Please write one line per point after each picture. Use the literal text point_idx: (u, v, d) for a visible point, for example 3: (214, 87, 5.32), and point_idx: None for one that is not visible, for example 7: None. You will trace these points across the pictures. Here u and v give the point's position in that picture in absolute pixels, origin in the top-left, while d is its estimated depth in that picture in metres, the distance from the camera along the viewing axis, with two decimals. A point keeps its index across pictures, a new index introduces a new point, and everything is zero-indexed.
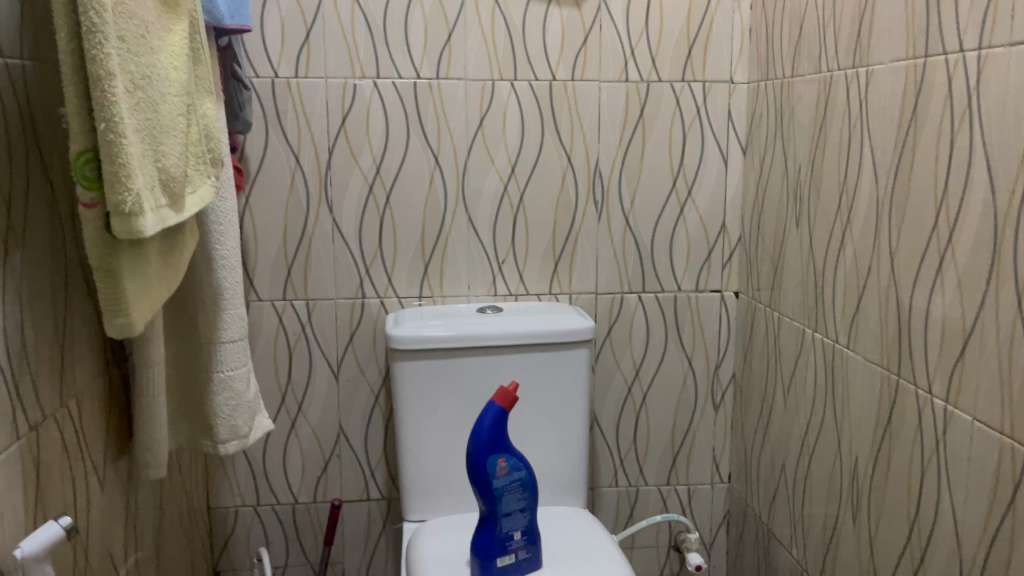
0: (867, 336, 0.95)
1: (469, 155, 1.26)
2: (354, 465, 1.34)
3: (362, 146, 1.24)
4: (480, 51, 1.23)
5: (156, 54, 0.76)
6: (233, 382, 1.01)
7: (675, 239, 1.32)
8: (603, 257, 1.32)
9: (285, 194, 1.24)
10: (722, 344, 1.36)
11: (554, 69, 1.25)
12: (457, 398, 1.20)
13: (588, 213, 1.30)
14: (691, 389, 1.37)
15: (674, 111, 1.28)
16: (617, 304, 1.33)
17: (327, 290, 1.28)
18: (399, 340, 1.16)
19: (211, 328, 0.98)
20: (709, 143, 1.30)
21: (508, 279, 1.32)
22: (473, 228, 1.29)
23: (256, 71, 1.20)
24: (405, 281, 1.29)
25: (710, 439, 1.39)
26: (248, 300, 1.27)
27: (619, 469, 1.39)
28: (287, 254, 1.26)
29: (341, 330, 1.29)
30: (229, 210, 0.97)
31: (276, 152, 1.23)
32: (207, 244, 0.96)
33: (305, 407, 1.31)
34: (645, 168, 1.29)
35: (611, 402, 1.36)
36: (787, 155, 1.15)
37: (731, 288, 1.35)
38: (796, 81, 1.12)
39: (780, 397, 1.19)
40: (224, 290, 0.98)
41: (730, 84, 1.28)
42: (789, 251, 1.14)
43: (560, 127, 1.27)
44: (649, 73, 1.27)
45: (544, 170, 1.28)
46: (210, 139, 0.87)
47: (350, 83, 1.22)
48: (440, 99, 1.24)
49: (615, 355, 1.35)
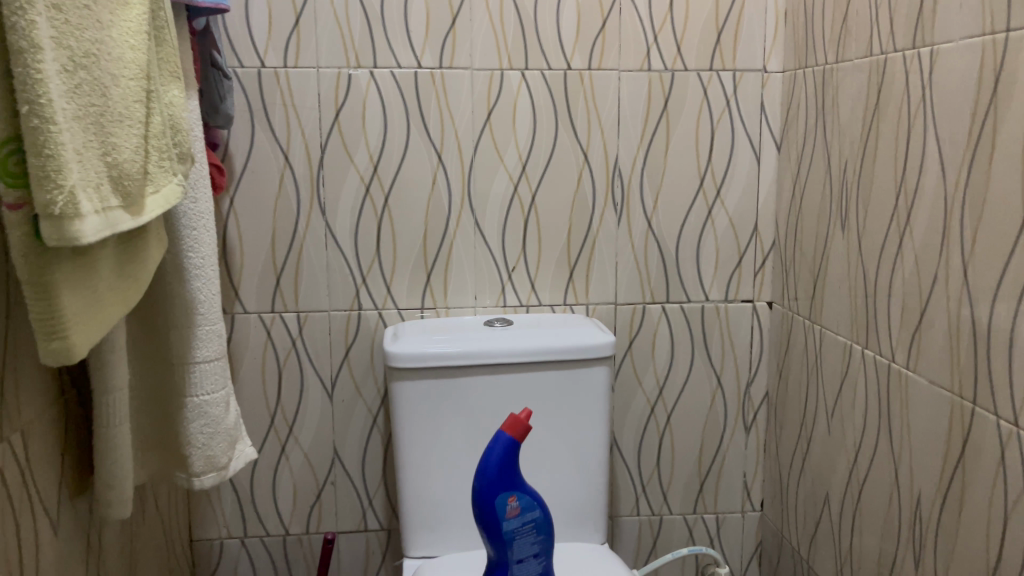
0: (932, 355, 0.82)
1: (475, 152, 1.15)
2: (351, 493, 1.22)
3: (357, 143, 1.13)
4: (488, 38, 1.12)
5: (105, 29, 0.65)
6: (209, 408, 0.89)
7: (703, 244, 1.20)
8: (624, 265, 1.20)
9: (273, 195, 1.13)
10: (753, 359, 1.24)
11: (569, 57, 1.14)
12: (463, 422, 1.08)
13: (607, 216, 1.18)
14: (720, 409, 1.25)
15: (701, 103, 1.16)
16: (638, 315, 1.21)
17: (320, 301, 1.16)
18: (398, 358, 1.05)
19: (183, 347, 0.87)
20: (740, 138, 1.18)
21: (519, 289, 1.20)
22: (480, 232, 1.17)
23: (240, 60, 1.09)
24: (406, 291, 1.18)
25: (741, 463, 1.27)
26: (233, 312, 1.15)
27: (641, 497, 1.26)
28: (277, 262, 1.15)
29: (335, 346, 1.18)
30: (204, 213, 0.86)
31: (263, 150, 1.12)
32: (178, 251, 0.85)
33: (296, 430, 1.19)
34: (669, 167, 1.18)
35: (632, 423, 1.24)
36: (831, 151, 1.03)
37: (764, 298, 1.23)
38: (842, 67, 0.99)
39: (823, 420, 1.06)
40: (198, 303, 0.87)
41: (763, 73, 1.17)
42: (833, 259, 1.02)
43: (576, 121, 1.15)
44: (673, 61, 1.15)
45: (557, 168, 1.16)
46: (177, 132, 0.76)
47: (345, 73, 1.11)
48: (443, 92, 1.13)
49: (637, 372, 1.23)
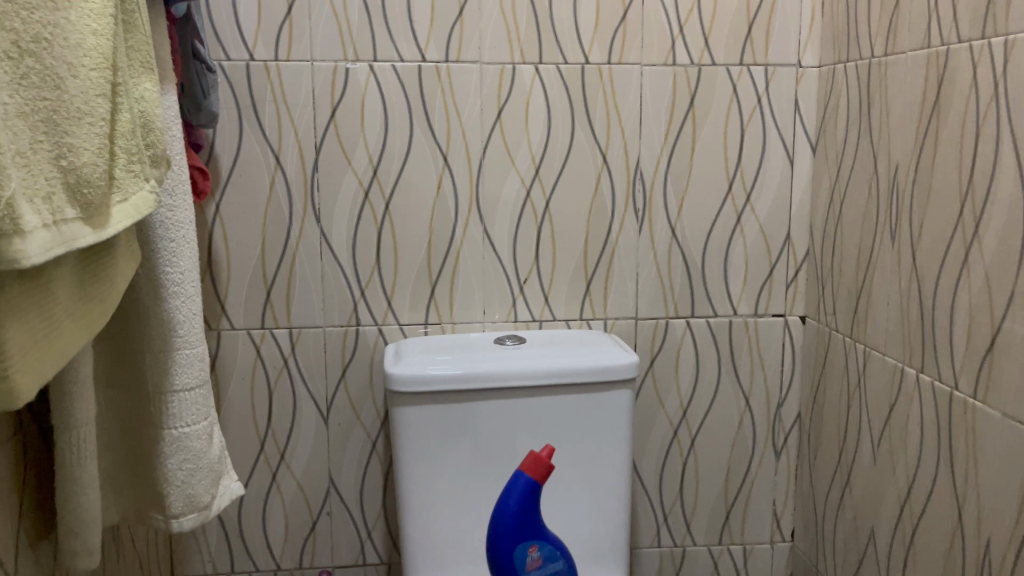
0: (1007, 384, 0.73)
1: (484, 153, 1.05)
2: (348, 524, 1.12)
3: (355, 144, 1.03)
4: (498, 30, 1.03)
5: (61, 10, 0.55)
6: (189, 441, 0.79)
7: (731, 252, 1.11)
8: (645, 276, 1.11)
9: (263, 200, 1.03)
10: (785, 378, 1.15)
11: (587, 50, 1.04)
12: (471, 450, 0.99)
13: (627, 223, 1.09)
14: (749, 432, 1.15)
15: (731, 100, 1.07)
16: (660, 330, 1.12)
17: (314, 316, 1.07)
18: (400, 381, 0.95)
19: (160, 373, 0.77)
20: (772, 139, 1.08)
21: (531, 303, 1.10)
22: (490, 241, 1.08)
23: (226, 53, 0.99)
24: (408, 306, 1.08)
25: (770, 490, 1.17)
26: (219, 329, 1.05)
27: (663, 528, 1.17)
28: (267, 273, 1.05)
29: (331, 365, 1.08)
30: (183, 223, 0.76)
31: (252, 150, 1.02)
32: (154, 265, 0.75)
33: (289, 456, 1.09)
34: (695, 169, 1.08)
35: (653, 448, 1.14)
36: (877, 153, 0.93)
37: (796, 312, 1.13)
38: (891, 62, 0.90)
39: (867, 449, 0.97)
40: (176, 324, 0.77)
41: (798, 68, 1.07)
42: (879, 273, 0.93)
43: (594, 120, 1.06)
44: (700, 55, 1.06)
45: (573, 171, 1.07)
46: (150, 131, 0.67)
47: (342, 67, 1.01)
48: (449, 88, 1.03)
49: (658, 392, 1.13)
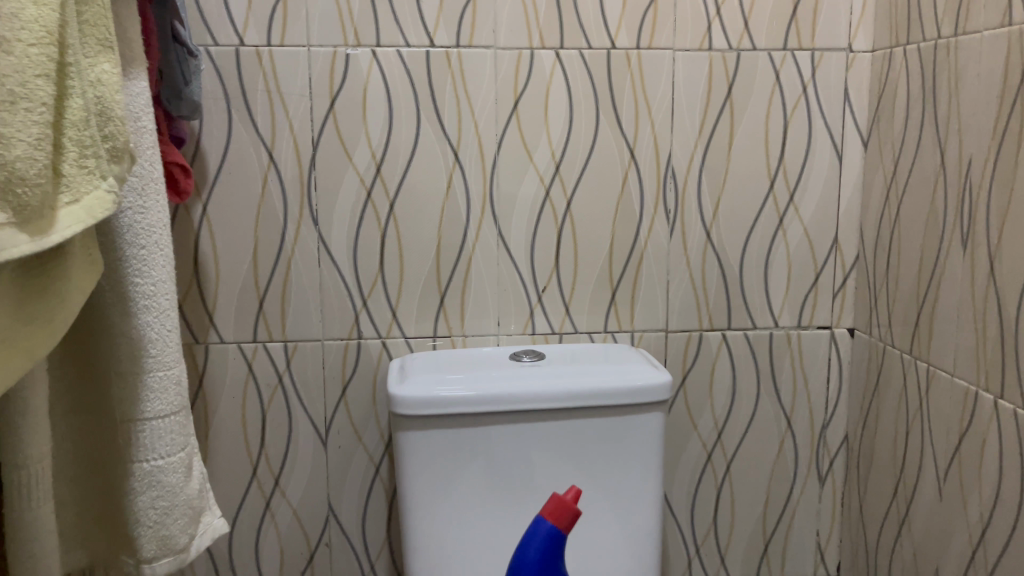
0: None
1: (500, 148, 0.95)
2: (349, 557, 1.02)
3: (357, 138, 0.93)
4: (515, 10, 0.92)
5: None
6: (162, 475, 0.69)
7: (772, 258, 1.00)
8: (676, 285, 1.00)
9: (255, 201, 0.93)
10: (830, 397, 1.04)
11: (614, 34, 0.94)
12: (485, 479, 0.88)
13: (656, 226, 0.99)
14: (790, 457, 1.05)
15: (773, 89, 0.97)
16: (693, 344, 1.02)
17: (311, 329, 0.97)
18: (404, 403, 0.85)
19: (128, 398, 0.67)
20: (819, 132, 0.98)
21: (551, 314, 1.00)
22: (505, 245, 0.98)
23: (213, 37, 0.90)
24: (415, 317, 0.98)
25: (814, 519, 1.07)
26: (207, 342, 0.96)
27: (695, 560, 1.07)
28: (259, 281, 0.95)
29: (330, 382, 0.98)
30: (155, 227, 0.67)
31: (243, 145, 0.92)
32: (120, 276, 0.65)
33: (284, 482, 0.99)
34: (733, 166, 0.98)
35: (684, 473, 1.04)
36: (946, 147, 0.82)
37: (844, 323, 1.03)
38: (962, 43, 0.79)
39: (930, 480, 0.86)
40: (147, 343, 0.67)
41: (848, 53, 0.97)
42: (947, 282, 0.82)
43: (621, 111, 0.96)
44: (739, 39, 0.95)
45: (598, 168, 0.97)
46: (109, 120, 0.57)
47: (342, 53, 0.91)
48: (461, 75, 0.93)
49: (691, 412, 1.03)
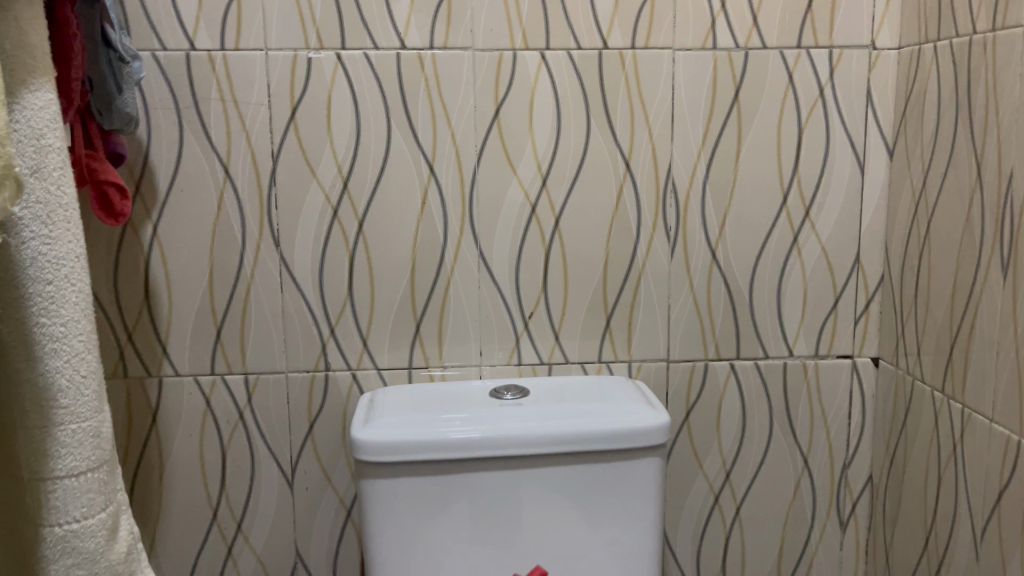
0: None
1: (480, 161, 0.86)
2: None
3: (321, 151, 0.84)
4: (496, 8, 0.83)
5: None
6: (79, 542, 0.59)
7: (785, 280, 0.90)
8: (679, 310, 0.90)
9: (210, 220, 0.85)
10: (853, 434, 0.94)
11: (606, 33, 0.84)
12: (462, 528, 0.79)
13: (656, 245, 0.89)
14: (808, 499, 0.95)
15: (786, 92, 0.86)
16: (697, 375, 0.92)
17: (275, 361, 0.88)
18: (367, 450, 0.76)
19: (36, 456, 0.57)
20: (838, 139, 0.88)
21: (539, 343, 0.91)
22: (488, 267, 0.88)
23: (161, 41, 0.81)
24: (388, 346, 0.89)
25: (834, 568, 0.97)
26: (160, 376, 0.87)
27: None
28: (216, 308, 0.87)
29: (296, 418, 0.89)
30: (65, 258, 0.57)
31: (196, 160, 0.84)
32: (21, 317, 0.55)
33: (247, 526, 0.91)
34: (741, 178, 0.88)
35: (689, 517, 0.94)
36: (983, 158, 0.72)
37: (867, 352, 0.92)
38: (1001, 39, 0.68)
39: (966, 537, 0.76)
40: (57, 392, 0.57)
41: (871, 51, 0.86)
42: (984, 313, 0.72)
43: (615, 117, 0.86)
44: (746, 36, 0.85)
45: (589, 182, 0.87)
46: None
47: (303, 57, 0.82)
48: (436, 81, 0.84)
49: (696, 451, 0.93)
